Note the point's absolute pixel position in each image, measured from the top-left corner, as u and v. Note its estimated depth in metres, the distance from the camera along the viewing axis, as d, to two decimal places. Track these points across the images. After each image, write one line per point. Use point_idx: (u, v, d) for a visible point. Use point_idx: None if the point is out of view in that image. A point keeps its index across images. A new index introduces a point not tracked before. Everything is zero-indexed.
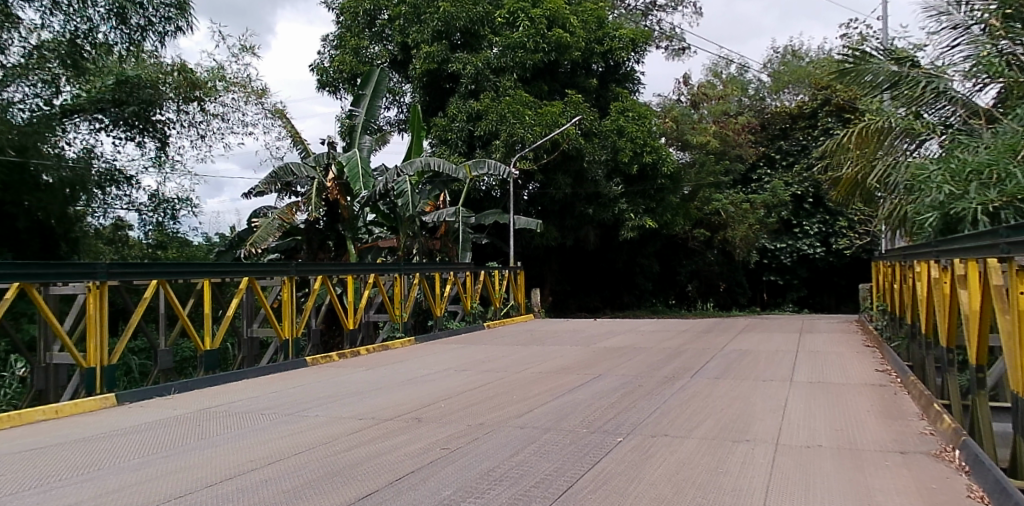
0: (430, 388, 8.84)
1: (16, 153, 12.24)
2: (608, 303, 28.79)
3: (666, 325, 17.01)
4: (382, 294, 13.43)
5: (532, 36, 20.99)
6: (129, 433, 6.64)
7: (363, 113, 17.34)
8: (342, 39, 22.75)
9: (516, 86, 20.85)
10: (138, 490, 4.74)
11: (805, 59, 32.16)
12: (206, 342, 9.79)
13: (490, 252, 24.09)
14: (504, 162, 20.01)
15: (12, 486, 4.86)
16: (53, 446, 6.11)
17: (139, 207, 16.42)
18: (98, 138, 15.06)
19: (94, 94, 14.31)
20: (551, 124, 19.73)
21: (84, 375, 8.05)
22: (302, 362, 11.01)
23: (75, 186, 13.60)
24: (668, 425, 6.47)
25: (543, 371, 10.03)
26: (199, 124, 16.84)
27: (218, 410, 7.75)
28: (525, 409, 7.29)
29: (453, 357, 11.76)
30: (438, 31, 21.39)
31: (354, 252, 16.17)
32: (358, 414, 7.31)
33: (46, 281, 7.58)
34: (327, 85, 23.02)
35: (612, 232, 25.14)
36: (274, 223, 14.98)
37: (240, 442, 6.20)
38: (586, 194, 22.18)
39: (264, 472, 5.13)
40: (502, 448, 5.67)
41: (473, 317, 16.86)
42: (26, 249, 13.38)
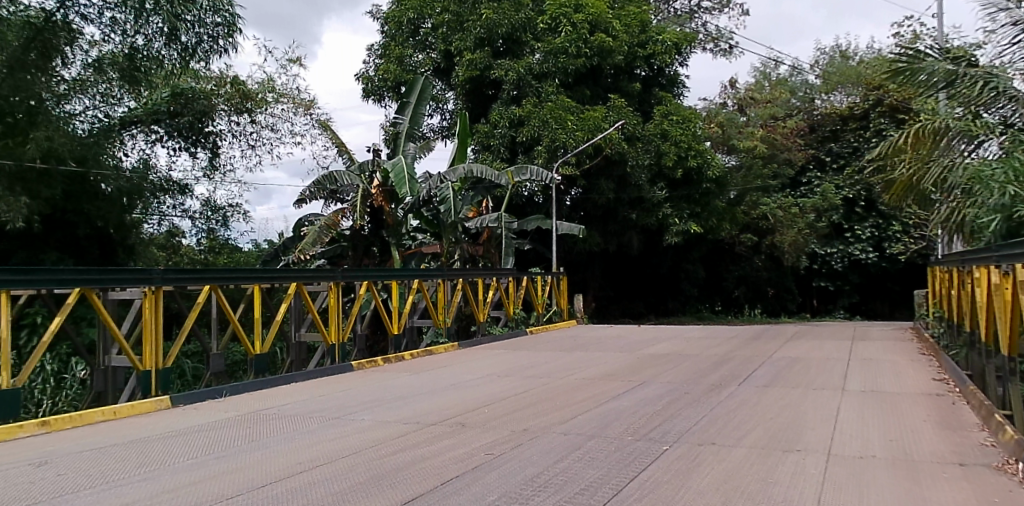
0: (474, 393, 8.88)
1: (78, 164, 12.61)
2: (652, 309, 28.50)
3: (713, 331, 16.69)
4: (426, 299, 13.54)
5: (575, 41, 20.94)
6: (183, 434, 6.83)
7: (407, 122, 17.58)
8: (387, 48, 23.13)
9: (558, 91, 20.85)
10: (192, 490, 4.87)
11: (855, 60, 31.39)
12: (256, 346, 10.00)
13: (533, 258, 24.09)
14: (546, 167, 20.00)
15: (75, 484, 5.04)
16: (113, 446, 6.32)
17: (193, 215, 16.93)
18: (154, 149, 15.61)
19: (151, 106, 14.97)
20: (594, 129, 19.65)
21: (141, 377, 8.34)
22: (347, 367, 11.17)
23: (132, 195, 13.97)
24: (715, 433, 6.36)
25: (586, 377, 9.96)
26: (249, 135, 17.32)
27: (269, 413, 7.91)
28: (569, 415, 7.26)
29: (497, 363, 11.77)
30: (481, 38, 21.54)
31: (399, 257, 16.35)
32: (404, 418, 7.39)
33: (106, 286, 7.88)
34: (372, 94, 23.43)
35: (656, 237, 24.84)
36: (322, 230, 15.25)
37: (290, 444, 6.31)
38: (630, 198, 22.05)
39: (313, 474, 5.22)
40: (546, 454, 5.66)
41: (516, 322, 16.91)
42: (86, 256, 13.90)
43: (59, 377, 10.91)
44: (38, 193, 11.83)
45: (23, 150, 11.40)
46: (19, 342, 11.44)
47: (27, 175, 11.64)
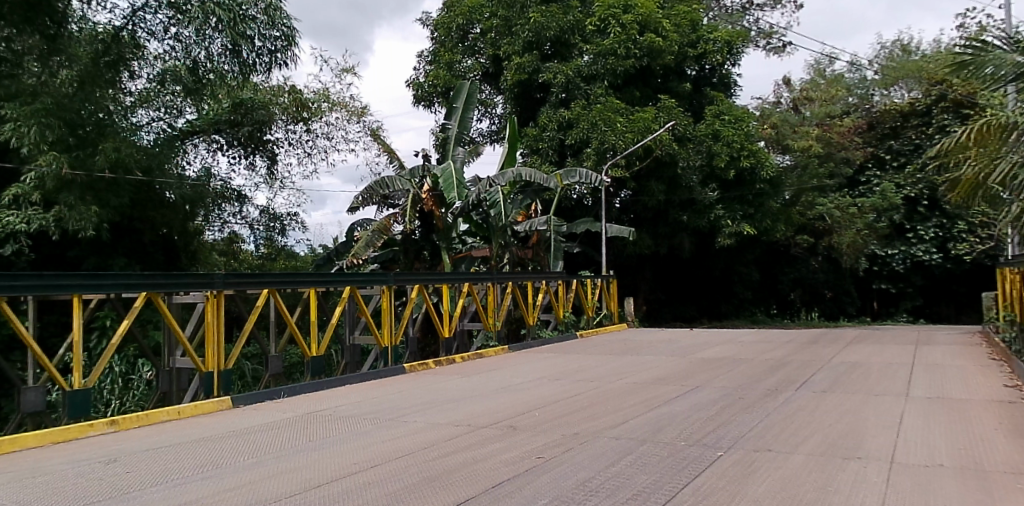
0: (525, 397, 8.89)
1: (144, 175, 12.83)
2: (705, 312, 27.89)
3: (769, 335, 16.30)
4: (477, 302, 13.63)
5: (624, 42, 20.76)
6: (244, 434, 7.04)
7: (456, 126, 17.73)
8: (437, 54, 23.43)
9: (607, 93, 20.71)
10: (253, 489, 5.01)
11: (916, 54, 30.29)
12: (312, 348, 10.22)
13: (582, 260, 24.03)
14: (595, 170, 19.93)
15: (142, 482, 5.25)
16: (177, 445, 6.57)
17: (252, 222, 17.43)
18: (214, 158, 16.13)
19: (212, 117, 15.43)
20: (644, 130, 19.44)
21: (204, 379, 8.64)
22: (400, 369, 11.34)
23: (195, 202, 14.32)
24: (771, 439, 6.23)
25: (638, 381, 9.88)
26: (305, 142, 17.73)
27: (325, 414, 8.10)
28: (620, 419, 7.21)
29: (547, 366, 11.79)
30: (528, 42, 21.57)
31: (449, 261, 16.50)
32: (456, 420, 7.45)
33: (170, 290, 8.19)
34: (422, 100, 23.75)
35: (709, 239, 24.43)
36: (374, 235, 15.51)
37: (345, 445, 6.45)
38: (681, 200, 21.80)
39: (367, 475, 5.32)
40: (598, 459, 5.64)
41: (566, 326, 16.89)
42: (151, 261, 14.51)
43: (127, 378, 11.40)
44: (107, 202, 12.22)
45: (92, 160, 11.70)
46: (90, 343, 12.01)
47: (96, 184, 12.01)
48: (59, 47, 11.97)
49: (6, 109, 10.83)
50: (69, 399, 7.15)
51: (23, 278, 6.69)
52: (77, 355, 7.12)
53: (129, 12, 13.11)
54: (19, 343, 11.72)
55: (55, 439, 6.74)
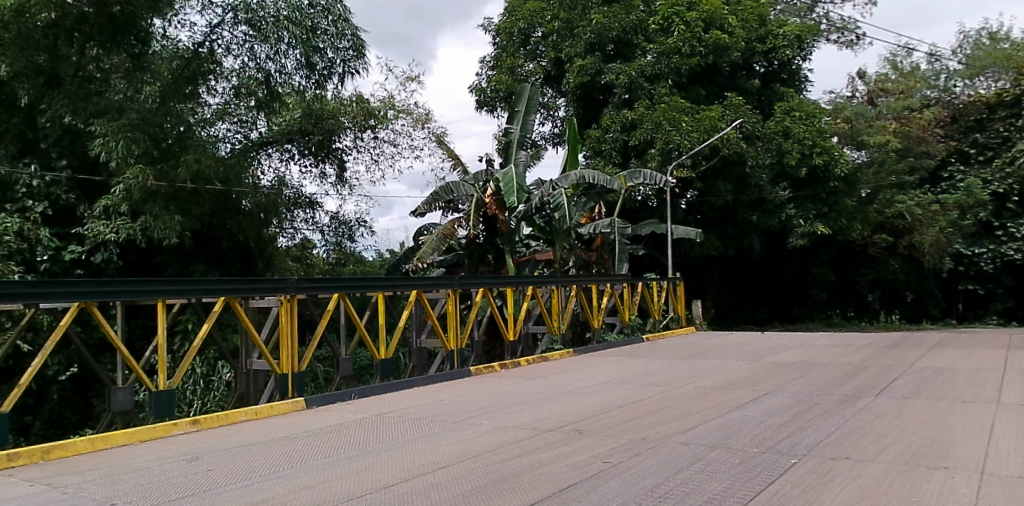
0: (591, 401, 8.83)
1: (222, 184, 13.36)
2: (776, 315, 27.05)
3: (845, 339, 15.64)
4: (541, 306, 13.61)
5: (688, 40, 20.45)
6: (317, 434, 7.26)
7: (518, 129, 17.75)
8: (499, 59, 23.58)
9: (672, 92, 20.37)
10: (327, 487, 5.16)
11: (1005, 42, 28.59)
12: (381, 351, 10.42)
13: (647, 263, 23.74)
14: (660, 170, 19.63)
15: (224, 479, 5.49)
16: (254, 445, 6.82)
17: (323, 228, 17.92)
18: (287, 167, 16.68)
19: (285, 127, 15.99)
20: (710, 129, 19.05)
21: (279, 380, 8.95)
22: (467, 372, 11.46)
23: (269, 210, 14.85)
24: (849, 446, 6.00)
25: (708, 386, 9.66)
26: (373, 149, 18.08)
27: (393, 415, 8.27)
28: (689, 425, 7.08)
29: (613, 370, 11.68)
30: (591, 43, 21.47)
31: (513, 265, 16.58)
32: (522, 424, 7.46)
33: (247, 294, 8.53)
34: (485, 105, 23.97)
35: (779, 239, 23.71)
36: (438, 239, 15.71)
37: (414, 446, 6.56)
38: (750, 200, 21.25)
39: (436, 476, 5.40)
40: (667, 464, 5.55)
41: (632, 329, 16.70)
42: (230, 267, 15.10)
43: (208, 380, 11.93)
44: (189, 211, 12.74)
45: (175, 172, 12.20)
46: (174, 346, 12.60)
47: (180, 194, 12.52)
48: (143, 65, 12.57)
49: (96, 125, 11.46)
50: (155, 399, 7.54)
51: (112, 285, 7.11)
52: (161, 357, 7.48)
53: (207, 30, 13.85)
54: (109, 346, 12.41)
55: (142, 437, 7.11)
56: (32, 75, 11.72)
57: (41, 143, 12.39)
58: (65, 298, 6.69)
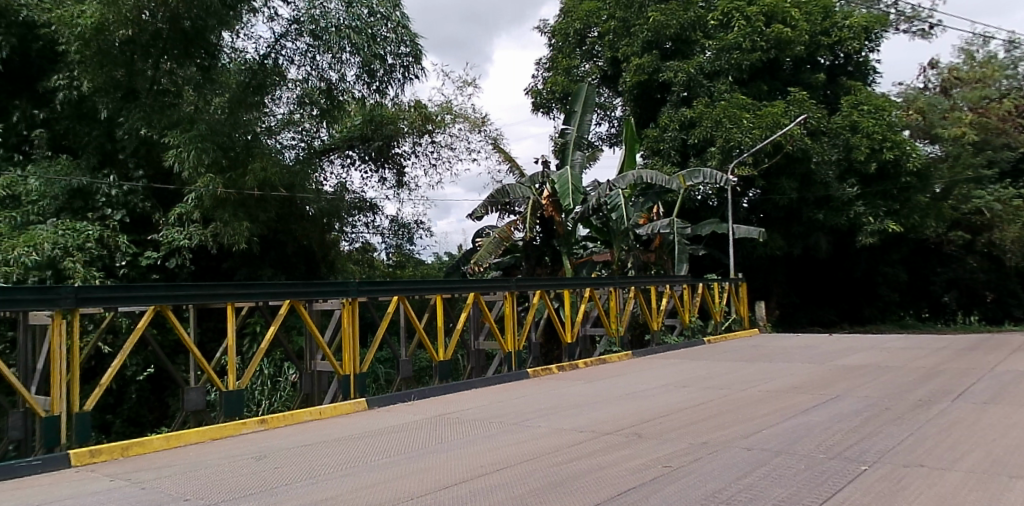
0: (651, 404, 8.72)
1: (287, 190, 13.77)
2: (845, 317, 26.11)
3: (920, 341, 14.96)
4: (599, 308, 13.51)
5: (749, 35, 20.05)
6: (378, 435, 7.41)
7: (574, 130, 17.71)
8: (555, 60, 23.57)
9: (732, 89, 19.93)
10: (387, 487, 5.26)
11: None
12: (440, 353, 10.55)
13: (708, 263, 23.29)
14: (720, 169, 19.19)
15: (289, 477, 5.66)
16: (318, 444, 7.01)
17: (383, 231, 18.27)
18: (348, 172, 17.08)
19: (346, 133, 16.40)
20: (772, 125, 18.57)
21: (342, 381, 9.17)
22: (524, 374, 11.49)
23: (331, 215, 15.24)
24: (923, 454, 5.74)
25: (771, 390, 9.41)
26: (431, 154, 18.30)
27: (452, 417, 8.36)
28: (752, 429, 6.91)
29: (673, 373, 11.50)
30: (648, 42, 21.20)
31: (570, 267, 16.54)
32: (580, 426, 7.43)
33: (310, 297, 8.79)
34: (541, 107, 23.99)
35: (847, 237, 22.89)
36: (495, 241, 15.82)
37: (472, 448, 6.62)
38: (816, 198, 20.59)
39: (494, 477, 5.44)
40: (729, 469, 5.43)
41: (692, 331, 16.43)
42: (295, 271, 15.57)
43: (275, 380, 12.34)
44: (256, 217, 13.17)
45: (243, 180, 12.61)
46: (243, 348, 13.07)
47: (247, 201, 12.95)
48: (212, 77, 13.07)
49: (171, 137, 12.01)
50: (225, 398, 7.85)
51: (185, 289, 7.44)
52: (230, 358, 7.78)
53: (272, 42, 14.34)
54: (183, 347, 13.00)
55: (213, 435, 7.41)
56: (111, 90, 12.42)
57: (119, 154, 13.06)
58: (142, 301, 7.03)
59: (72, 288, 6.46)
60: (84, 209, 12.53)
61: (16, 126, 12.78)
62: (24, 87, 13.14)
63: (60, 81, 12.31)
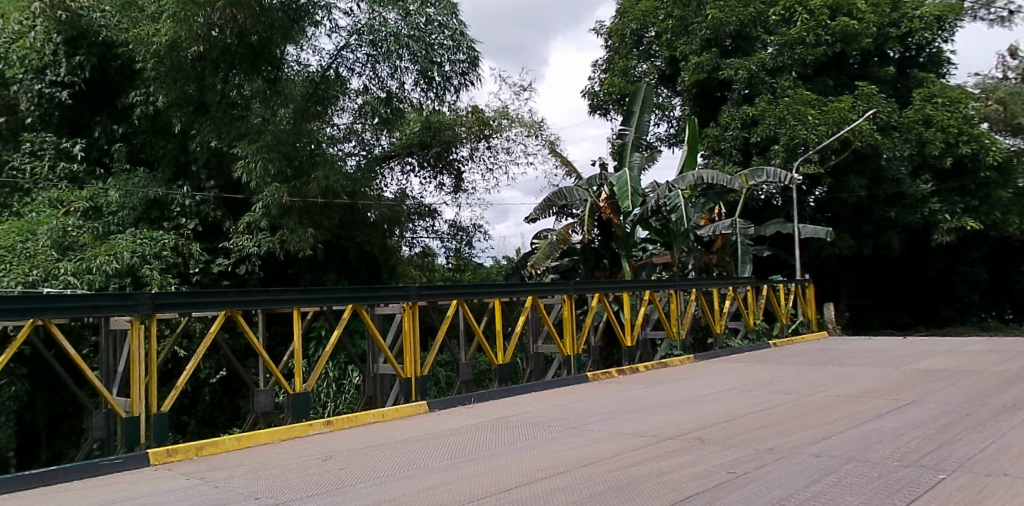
0: (714, 408, 8.54)
1: (349, 197, 14.09)
2: (921, 319, 24.94)
3: (1004, 344, 14.16)
4: (659, 311, 13.30)
5: (813, 29, 19.50)
6: (439, 437, 7.50)
7: (632, 131, 17.53)
8: (611, 62, 23.40)
9: (796, 85, 19.37)
10: (448, 489, 5.32)
11: None
12: (499, 356, 10.60)
13: (773, 264, 22.65)
14: (784, 168, 18.64)
15: (353, 477, 5.79)
16: (381, 446, 7.14)
17: (442, 235, 18.48)
18: (408, 179, 17.33)
19: (406, 140, 16.70)
20: (839, 121, 17.96)
21: (404, 384, 9.32)
22: (583, 377, 11.42)
23: (392, 221, 15.53)
24: (1008, 462, 5.43)
25: (841, 395, 9.08)
26: (488, 159, 18.42)
27: (512, 420, 8.39)
28: (821, 435, 6.69)
29: (736, 376, 11.25)
30: (707, 40, 20.77)
31: (629, 269, 16.39)
32: (642, 431, 7.35)
33: (372, 302, 8.97)
34: (598, 109, 23.85)
35: (922, 236, 21.89)
36: (553, 244, 15.80)
37: (533, 451, 6.62)
38: (887, 195, 19.78)
39: (554, 481, 5.43)
40: (797, 476, 5.27)
41: (757, 334, 16.01)
42: (358, 276, 15.92)
43: (339, 383, 12.63)
44: (321, 223, 13.51)
45: (307, 188, 13.00)
46: (309, 352, 13.43)
47: (312, 209, 13.28)
48: (278, 89, 13.53)
49: (239, 148, 12.48)
50: (293, 401, 8.09)
51: (253, 294, 7.70)
52: (297, 362, 8.01)
53: (334, 53, 14.75)
54: (253, 351, 13.46)
55: (282, 436, 7.65)
56: (184, 105, 12.94)
57: (192, 166, 13.62)
58: (214, 306, 7.32)
59: (150, 295, 6.77)
60: (160, 219, 13.10)
61: (98, 141, 13.55)
62: (104, 103, 13.87)
63: (137, 97, 12.93)
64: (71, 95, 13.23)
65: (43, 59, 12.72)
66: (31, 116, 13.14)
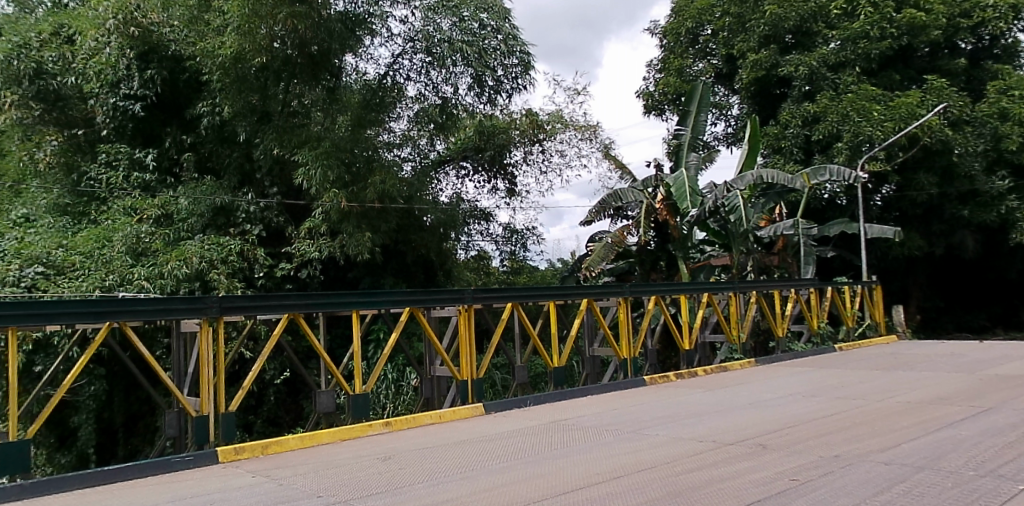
0: (776, 414, 8.31)
1: (405, 201, 14.33)
2: (999, 321, 23.68)
3: None
4: (718, 314, 13.03)
5: (877, 22, 18.86)
6: (496, 439, 7.54)
7: (689, 131, 17.27)
8: (666, 61, 23.13)
9: (860, 80, 18.73)
10: (505, 491, 5.34)
11: None
12: (555, 359, 10.57)
13: (837, 265, 21.93)
14: (848, 165, 18.04)
15: (412, 478, 5.88)
16: (438, 447, 7.22)
17: (496, 239, 18.57)
18: (463, 183, 17.45)
19: (461, 145, 16.84)
20: (906, 116, 17.31)
21: (460, 386, 9.41)
22: (641, 381, 11.29)
23: (448, 224, 15.71)
24: None
25: (913, 401, 8.71)
26: (542, 162, 18.41)
27: (568, 423, 8.37)
28: (890, 443, 6.44)
29: (800, 381, 10.93)
30: (765, 36, 20.29)
31: (686, 271, 16.15)
32: (701, 436, 7.22)
33: (429, 304, 9.09)
34: (653, 109, 23.60)
35: (999, 235, 20.81)
36: (608, 247, 15.69)
37: (589, 454, 6.59)
38: (960, 192, 18.90)
39: (611, 485, 5.39)
40: (865, 485, 5.09)
41: (822, 338, 15.50)
42: (415, 279, 16.15)
43: (397, 385, 12.83)
44: (378, 227, 13.73)
45: (364, 193, 13.25)
46: (368, 354, 13.70)
47: (370, 213, 13.52)
48: (336, 97, 13.88)
49: (301, 155, 12.82)
50: (352, 402, 8.26)
51: (315, 298, 7.91)
52: (356, 363, 8.18)
53: (391, 61, 15.03)
54: (315, 353, 13.80)
55: (343, 436, 7.83)
56: (248, 115, 13.43)
57: (256, 173, 14.09)
58: (277, 309, 7.55)
59: (217, 298, 7.05)
60: (227, 225, 13.57)
61: (168, 151, 14.12)
62: (173, 115, 14.48)
63: (204, 108, 13.46)
64: (143, 107, 13.85)
65: (117, 73, 13.35)
66: (106, 128, 13.75)
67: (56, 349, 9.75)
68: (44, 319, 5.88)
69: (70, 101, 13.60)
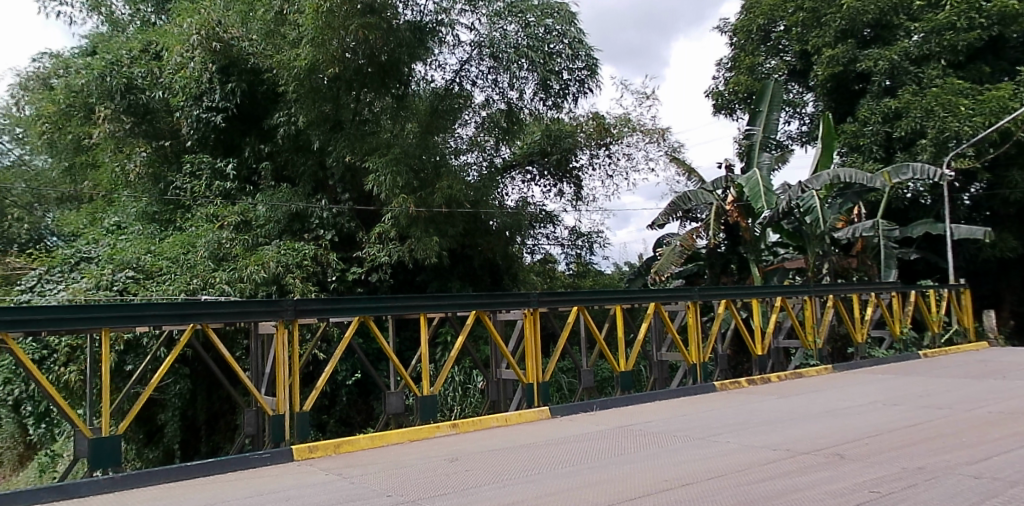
0: (854, 423, 7.97)
1: (472, 206, 14.37)
2: None
3: None
4: (793, 318, 12.59)
5: (965, 12, 17.90)
6: (563, 443, 7.52)
7: (760, 130, 16.81)
8: (737, 60, 22.57)
9: (945, 74, 17.82)
10: (572, 495, 5.33)
11: None
12: (621, 363, 10.41)
13: (921, 268, 20.89)
14: (934, 163, 17.15)
15: (479, 479, 5.95)
16: (504, 450, 7.26)
17: (563, 242, 18.51)
18: (529, 187, 17.44)
19: (526, 149, 16.76)
20: (997, 110, 16.39)
21: (526, 389, 9.42)
22: (710, 386, 11.04)
23: (514, 228, 15.69)
24: None
25: (1005, 411, 8.19)
26: (608, 165, 18.26)
27: (635, 429, 8.27)
28: (979, 455, 6.08)
29: (881, 389, 10.45)
30: (842, 31, 19.53)
31: (758, 274, 15.69)
32: (774, 444, 7.00)
33: (495, 308, 9.15)
34: (722, 109, 23.10)
35: None
36: (677, 250, 15.45)
37: (657, 460, 6.50)
38: None
39: (680, 492, 5.30)
40: (951, 499, 4.83)
41: (905, 344, 14.75)
42: (481, 283, 16.32)
43: (465, 387, 12.98)
44: (446, 231, 13.90)
45: (431, 198, 13.48)
46: (436, 357, 13.92)
47: (437, 218, 13.69)
48: (405, 105, 14.18)
49: (371, 162, 13.14)
50: (420, 403, 8.41)
51: (383, 300, 8.11)
52: (424, 365, 8.32)
53: (458, 68, 15.21)
54: (385, 355, 14.16)
55: (411, 437, 7.99)
56: (321, 123, 13.75)
57: (329, 180, 14.53)
58: (348, 312, 7.76)
59: (292, 301, 7.32)
60: (301, 230, 14.08)
61: (247, 160, 14.77)
62: (251, 126, 15.10)
63: (281, 118, 13.96)
64: (224, 119, 14.52)
65: (200, 87, 13.92)
66: (190, 140, 14.46)
67: (144, 349, 10.34)
68: (134, 321, 6.23)
69: (157, 113, 14.42)
